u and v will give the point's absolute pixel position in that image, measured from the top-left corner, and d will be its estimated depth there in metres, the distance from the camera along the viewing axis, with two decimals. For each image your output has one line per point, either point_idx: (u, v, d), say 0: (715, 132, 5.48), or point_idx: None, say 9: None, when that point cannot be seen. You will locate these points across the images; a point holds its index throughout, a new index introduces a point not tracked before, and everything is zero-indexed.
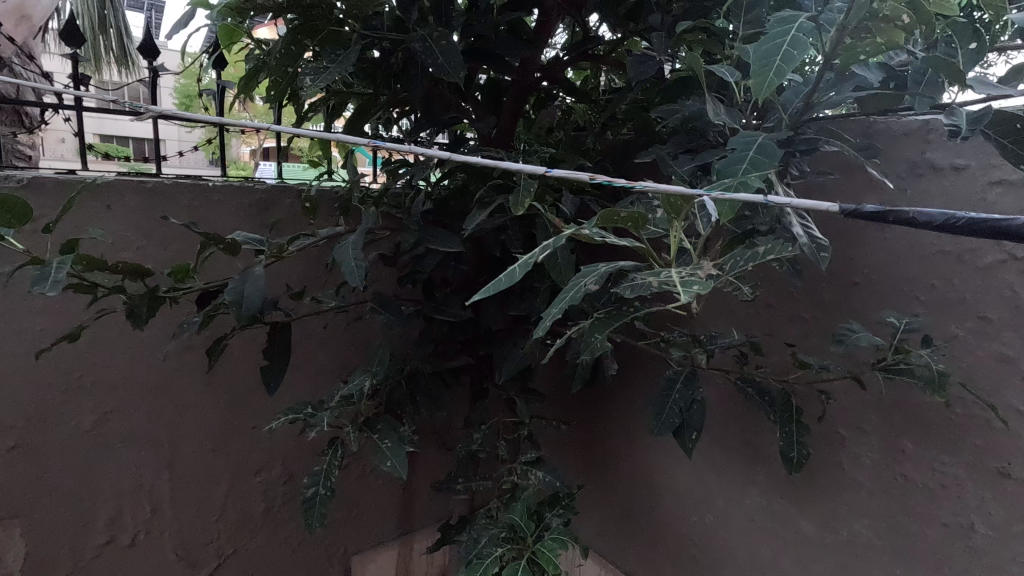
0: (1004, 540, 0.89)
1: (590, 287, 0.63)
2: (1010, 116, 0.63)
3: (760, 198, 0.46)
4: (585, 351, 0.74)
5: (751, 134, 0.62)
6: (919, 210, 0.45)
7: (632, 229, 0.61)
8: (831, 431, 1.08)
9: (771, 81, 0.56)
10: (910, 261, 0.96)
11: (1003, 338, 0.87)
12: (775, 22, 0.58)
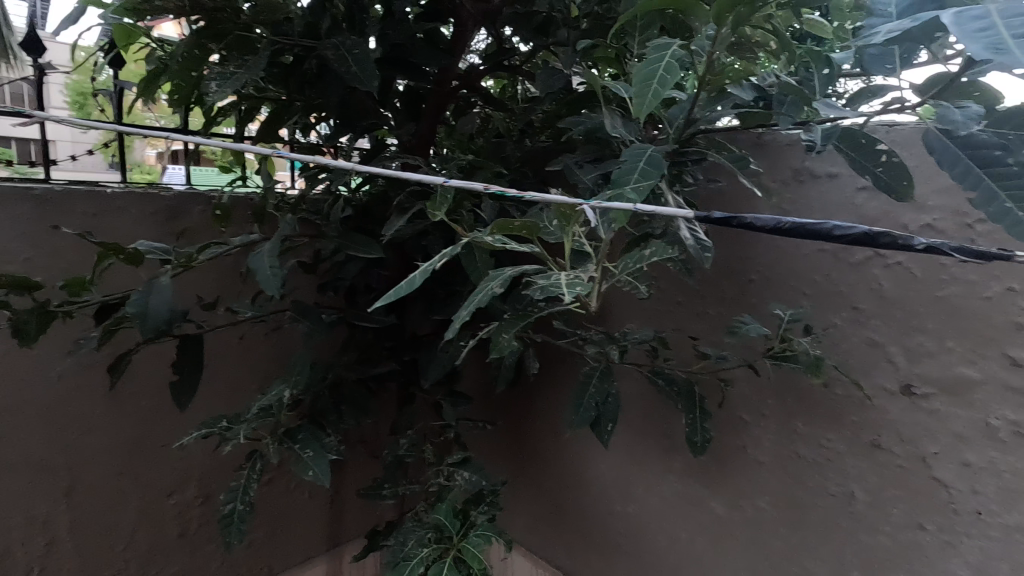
0: (879, 504, 1.01)
1: (496, 291, 0.65)
2: (855, 132, 0.70)
3: (631, 206, 0.51)
4: (494, 351, 0.79)
5: (641, 146, 0.68)
6: (755, 216, 0.50)
7: (528, 236, 0.65)
8: (735, 416, 1.18)
9: (653, 93, 0.60)
10: (796, 259, 1.07)
11: (872, 325, 0.99)
12: (653, 49, 0.64)
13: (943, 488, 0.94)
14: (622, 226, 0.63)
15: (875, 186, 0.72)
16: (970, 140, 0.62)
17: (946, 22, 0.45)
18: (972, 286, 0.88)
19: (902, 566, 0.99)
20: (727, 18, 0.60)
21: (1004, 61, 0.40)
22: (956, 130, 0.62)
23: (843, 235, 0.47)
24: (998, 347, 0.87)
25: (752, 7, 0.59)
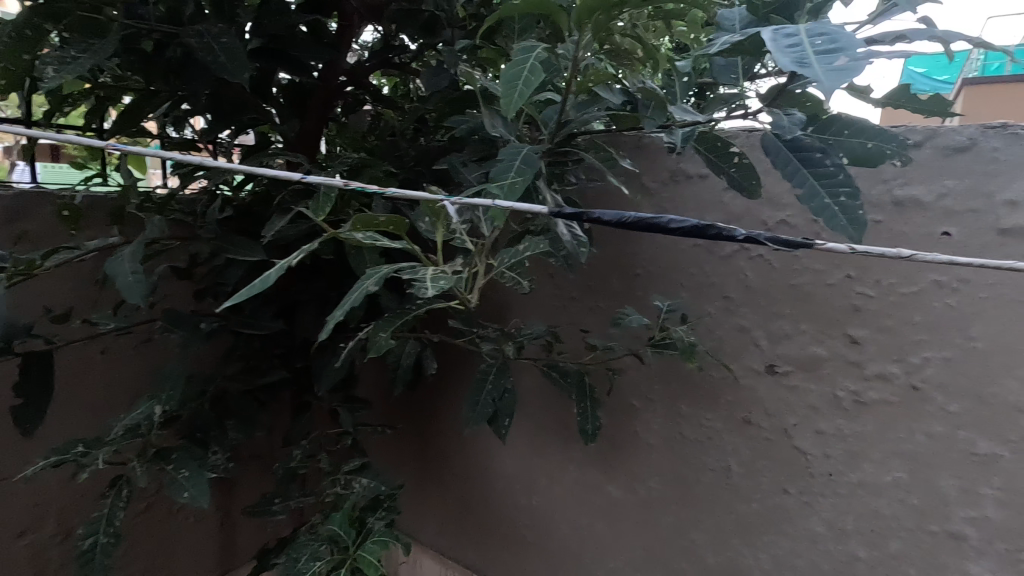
0: (751, 474, 1.11)
1: (371, 289, 0.68)
2: (712, 135, 0.77)
3: (488, 202, 0.54)
4: (371, 349, 0.81)
5: (517, 145, 0.70)
6: (603, 211, 0.54)
7: (396, 232, 0.70)
8: (626, 403, 1.25)
9: (520, 95, 0.61)
10: (675, 254, 1.15)
11: (740, 312, 1.09)
12: (519, 50, 0.65)
13: (802, 455, 1.06)
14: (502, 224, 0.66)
15: (729, 186, 0.79)
16: (796, 142, 0.70)
17: (765, 37, 0.51)
18: (819, 275, 1.00)
19: (771, 528, 1.10)
20: (588, 25, 0.63)
21: (805, 74, 0.46)
22: (784, 134, 0.68)
23: (678, 228, 0.52)
24: (840, 327, 1.00)
25: (610, 15, 0.62)
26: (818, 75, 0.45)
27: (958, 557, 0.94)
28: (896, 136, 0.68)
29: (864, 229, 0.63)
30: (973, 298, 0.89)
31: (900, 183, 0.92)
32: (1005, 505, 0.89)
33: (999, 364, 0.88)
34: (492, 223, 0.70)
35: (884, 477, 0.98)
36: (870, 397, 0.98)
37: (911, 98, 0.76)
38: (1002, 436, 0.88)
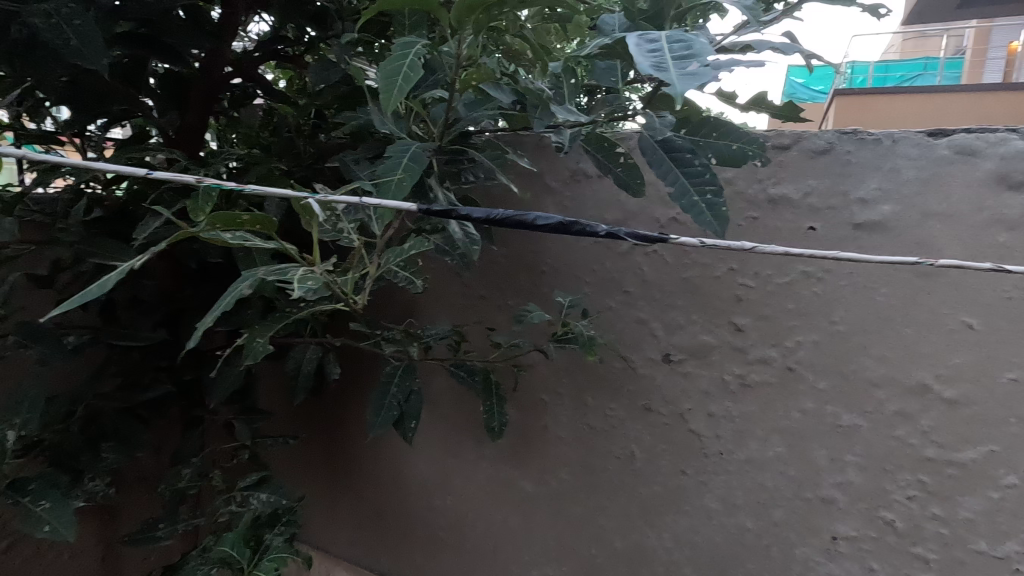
0: (653, 459, 1.17)
1: (244, 292, 0.65)
2: (597, 134, 0.80)
3: (356, 199, 0.54)
4: (248, 355, 0.80)
5: (406, 142, 0.69)
6: (470, 209, 0.54)
7: (266, 231, 0.65)
8: (536, 398, 1.28)
9: (399, 89, 0.60)
10: (577, 251, 1.19)
11: (638, 306, 1.15)
12: (398, 46, 0.64)
13: (696, 437, 1.13)
14: (391, 222, 0.69)
15: (615, 185, 0.82)
16: (668, 144, 0.74)
17: (629, 41, 0.53)
18: (707, 268, 1.09)
19: (672, 508, 1.17)
20: (468, 23, 0.63)
21: (662, 78, 0.49)
22: (653, 134, 0.74)
23: (545, 224, 0.54)
24: (726, 316, 1.08)
25: (489, 15, 0.63)
26: (673, 79, 0.48)
27: (829, 519, 1.04)
28: (753, 136, 0.75)
29: (727, 223, 0.68)
30: (835, 286, 0.99)
31: (772, 182, 1.01)
32: (865, 469, 1.00)
33: (856, 343, 0.99)
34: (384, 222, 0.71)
35: (766, 452, 1.07)
36: (752, 380, 1.07)
37: (769, 102, 0.84)
38: (861, 408, 0.99)
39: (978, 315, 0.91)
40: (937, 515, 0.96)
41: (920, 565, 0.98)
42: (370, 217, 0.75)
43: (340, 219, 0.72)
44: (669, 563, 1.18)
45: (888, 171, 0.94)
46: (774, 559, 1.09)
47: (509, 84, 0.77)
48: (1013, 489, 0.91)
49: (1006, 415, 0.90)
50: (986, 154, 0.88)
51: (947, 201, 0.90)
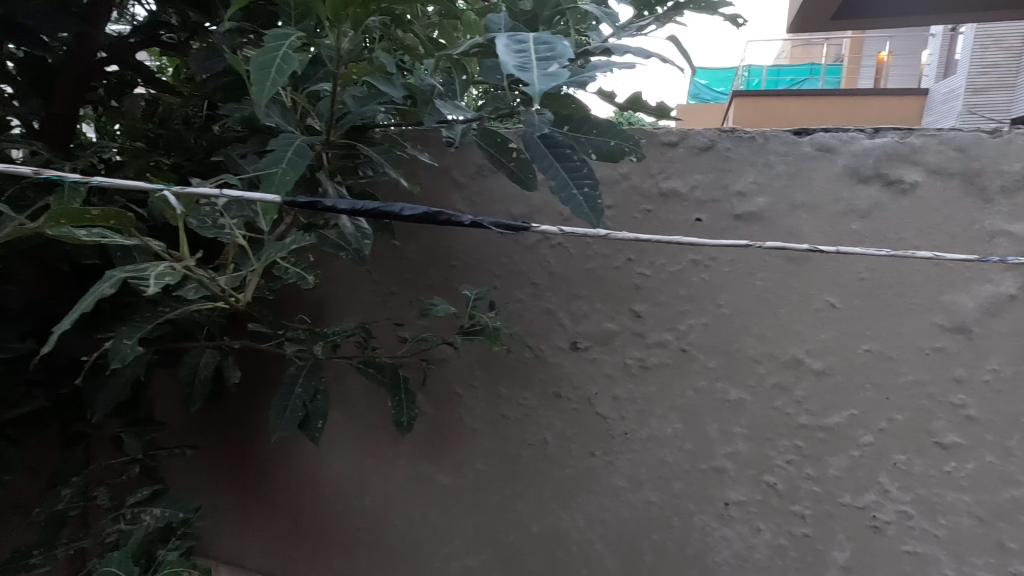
0: (564, 443, 1.22)
1: (104, 292, 0.61)
2: (491, 132, 0.82)
3: (216, 190, 0.53)
4: (115, 360, 0.75)
5: (290, 136, 0.68)
6: (335, 201, 0.56)
7: (123, 228, 0.65)
8: (451, 391, 1.29)
9: (273, 83, 0.59)
10: (486, 245, 1.21)
11: (546, 297, 1.19)
12: (271, 38, 0.63)
13: (603, 420, 1.19)
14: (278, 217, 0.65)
15: (509, 179, 0.85)
16: (549, 139, 0.76)
17: (500, 41, 0.56)
18: (607, 259, 1.15)
19: (583, 489, 1.22)
20: (345, 18, 0.64)
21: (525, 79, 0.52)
22: (534, 130, 0.73)
23: (410, 215, 0.56)
24: (626, 304, 1.14)
25: (367, 11, 0.64)
26: (534, 80, 0.51)
27: (722, 487, 1.13)
28: (632, 135, 0.79)
29: (603, 215, 0.72)
30: (720, 272, 1.08)
31: (663, 177, 1.09)
32: (751, 439, 1.10)
33: (740, 325, 1.08)
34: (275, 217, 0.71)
35: (666, 429, 1.15)
36: (651, 362, 1.14)
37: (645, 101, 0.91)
38: (745, 384, 1.09)
39: (838, 295, 1.02)
40: (810, 475, 1.07)
41: (798, 521, 1.09)
42: (256, 215, 0.76)
43: (221, 216, 0.73)
44: (582, 541, 1.24)
45: (762, 166, 1.03)
46: (675, 528, 1.17)
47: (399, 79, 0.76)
48: (870, 446, 1.03)
49: (862, 382, 1.02)
50: (841, 151, 0.99)
51: (811, 193, 1.01)
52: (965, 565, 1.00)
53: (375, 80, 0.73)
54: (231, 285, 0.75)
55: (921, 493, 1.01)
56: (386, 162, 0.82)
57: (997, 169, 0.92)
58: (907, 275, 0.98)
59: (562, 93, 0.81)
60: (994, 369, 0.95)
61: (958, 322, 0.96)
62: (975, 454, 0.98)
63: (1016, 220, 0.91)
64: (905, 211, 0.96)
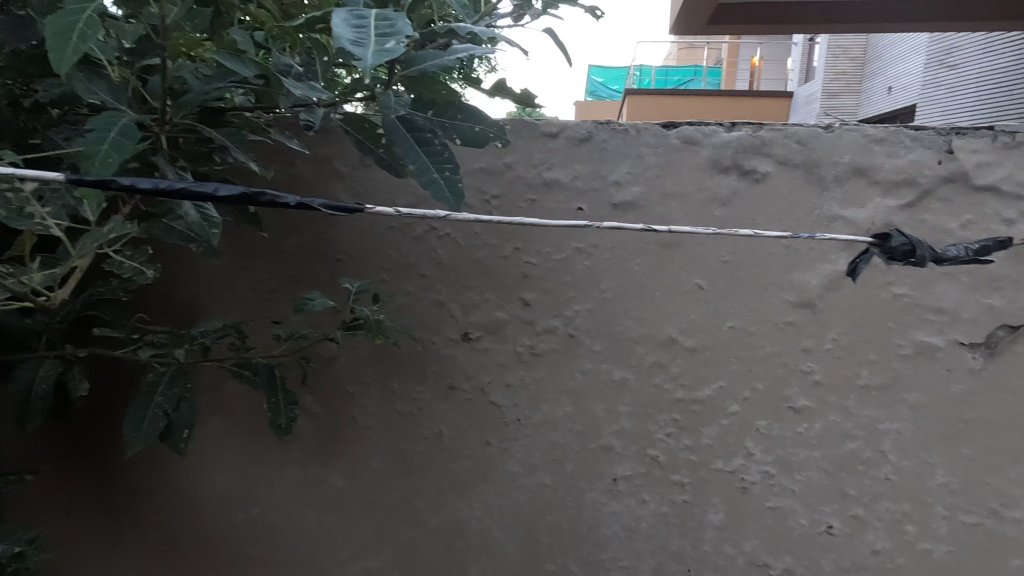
0: (459, 434, 1.22)
1: None
2: (355, 118, 0.82)
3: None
4: None
5: (114, 115, 0.70)
6: (132, 180, 0.58)
7: None
8: (341, 390, 1.24)
9: (70, 50, 0.63)
10: (371, 237, 1.18)
11: (436, 288, 1.18)
12: (74, 1, 0.66)
13: (497, 408, 1.20)
14: (95, 202, 0.66)
15: (379, 165, 0.85)
16: (408, 122, 0.78)
17: (338, 16, 0.59)
18: (495, 249, 1.16)
19: (480, 478, 1.23)
20: None
21: (360, 54, 0.57)
22: (389, 113, 0.77)
23: (227, 196, 0.59)
24: (515, 292, 1.16)
25: None
26: (368, 55, 0.56)
27: (610, 464, 1.18)
28: (495, 121, 0.80)
29: (463, 199, 0.76)
30: (601, 259, 1.13)
31: (546, 168, 1.11)
32: (634, 416, 1.16)
33: (621, 308, 1.13)
34: (95, 204, 0.70)
35: (556, 412, 1.18)
36: (541, 349, 1.17)
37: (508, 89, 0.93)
38: (628, 364, 1.15)
39: (705, 277, 1.10)
40: (688, 445, 1.15)
41: (678, 489, 1.17)
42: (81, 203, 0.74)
43: (29, 204, 0.70)
44: (480, 530, 1.25)
45: (634, 157, 1.09)
46: (569, 507, 1.21)
47: (251, 57, 0.74)
48: (737, 415, 1.13)
49: (728, 356, 1.11)
50: (704, 144, 1.06)
51: (679, 183, 1.08)
52: (816, 514, 1.13)
53: (218, 55, 0.72)
54: (41, 282, 0.73)
55: (780, 453, 1.12)
56: (233, 144, 0.80)
57: (831, 160, 1.03)
58: (763, 257, 1.08)
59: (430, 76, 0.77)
60: (834, 338, 1.07)
61: (805, 298, 1.07)
62: (822, 415, 1.10)
63: (848, 206, 1.03)
64: (759, 198, 1.05)
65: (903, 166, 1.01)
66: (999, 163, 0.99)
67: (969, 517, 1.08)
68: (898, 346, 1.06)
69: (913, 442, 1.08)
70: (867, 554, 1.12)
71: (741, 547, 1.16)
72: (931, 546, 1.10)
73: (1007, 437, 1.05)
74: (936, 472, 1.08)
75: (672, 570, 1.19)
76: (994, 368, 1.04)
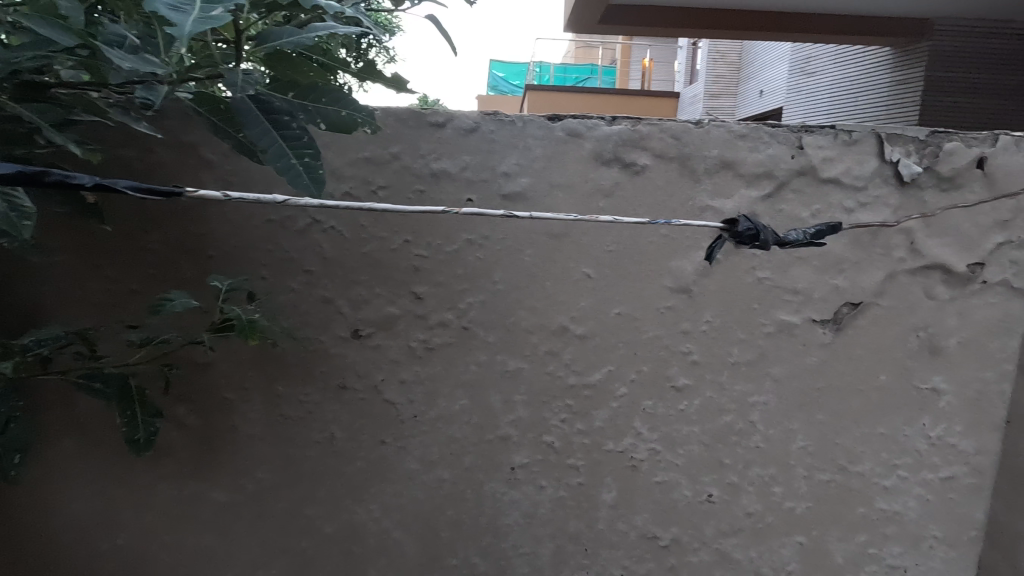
0: (352, 436, 1.17)
1: None
2: (211, 97, 0.78)
3: None
4: None
5: None
6: None
7: None
8: (219, 398, 1.14)
9: None
10: (247, 231, 1.09)
11: (322, 284, 1.12)
12: None
13: (391, 406, 1.17)
14: None
15: (238, 151, 0.80)
16: (266, 105, 0.76)
17: None
18: (384, 242, 1.12)
19: (376, 479, 1.19)
20: None
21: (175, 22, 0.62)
22: (238, 91, 0.76)
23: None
24: (406, 286, 1.13)
25: None
26: (185, 22, 0.62)
27: (508, 453, 1.19)
28: (364, 106, 0.79)
29: (323, 186, 0.75)
30: (493, 251, 1.12)
31: (434, 158, 1.09)
32: (530, 404, 1.18)
33: (513, 298, 1.14)
34: None
35: (453, 406, 1.17)
36: (435, 343, 1.15)
37: (377, 72, 0.87)
38: (522, 353, 1.16)
39: (592, 266, 1.14)
40: (581, 429, 1.19)
41: (573, 473, 1.20)
42: None
43: None
44: (379, 531, 1.21)
45: (522, 149, 1.09)
46: (468, 500, 1.21)
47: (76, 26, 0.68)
48: (625, 397, 1.18)
49: (616, 341, 1.16)
50: (587, 136, 1.09)
51: (565, 174, 1.10)
52: (698, 484, 1.21)
53: (30, 20, 0.66)
54: None
55: (664, 430, 1.19)
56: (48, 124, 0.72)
57: (701, 154, 1.10)
58: (644, 246, 1.13)
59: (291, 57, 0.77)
60: (708, 320, 1.16)
61: (682, 284, 1.14)
62: (700, 392, 1.18)
63: (717, 196, 1.11)
64: (639, 189, 1.11)
65: (762, 160, 1.10)
66: (840, 159, 1.11)
67: (823, 475, 1.21)
68: (762, 325, 1.16)
69: (777, 411, 1.19)
70: (742, 516, 1.22)
71: (633, 522, 1.22)
72: (794, 504, 1.22)
73: (852, 402, 1.19)
74: (797, 437, 1.20)
75: (570, 550, 1.23)
76: (840, 341, 1.17)
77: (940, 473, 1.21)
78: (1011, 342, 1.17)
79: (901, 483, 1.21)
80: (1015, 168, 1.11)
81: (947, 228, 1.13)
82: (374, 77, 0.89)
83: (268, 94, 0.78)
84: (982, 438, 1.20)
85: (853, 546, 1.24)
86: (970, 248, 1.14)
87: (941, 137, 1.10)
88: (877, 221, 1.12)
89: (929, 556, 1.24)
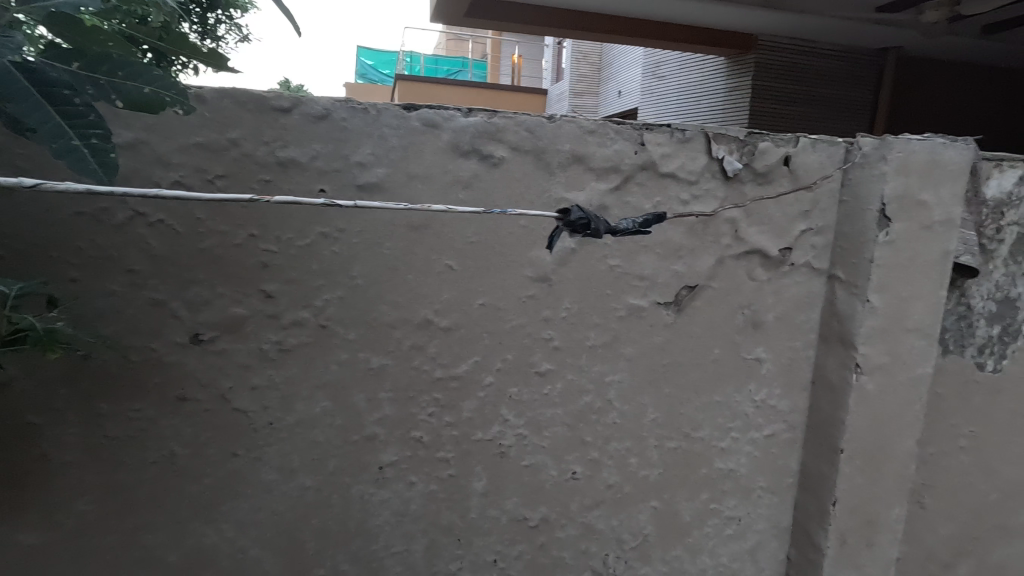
0: (196, 451, 1.06)
1: None
2: None
3: None
4: None
5: None
6: None
7: None
8: (20, 424, 0.97)
9: None
10: (49, 226, 0.93)
11: (150, 286, 0.99)
12: None
13: (242, 416, 1.07)
14: None
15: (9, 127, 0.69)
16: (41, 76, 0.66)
17: None
18: (225, 236, 1.02)
19: (227, 496, 1.09)
20: None
21: None
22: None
23: None
24: (254, 284, 1.04)
25: None
26: None
27: (374, 453, 1.16)
28: (172, 84, 0.72)
29: (117, 171, 0.67)
30: (349, 244, 1.07)
31: (280, 146, 1.01)
32: (396, 401, 1.15)
33: (374, 293, 1.10)
34: None
35: (313, 409, 1.11)
36: (289, 344, 1.08)
37: (191, 43, 0.75)
38: (385, 350, 1.13)
39: (454, 258, 1.13)
40: (450, 422, 1.19)
41: (443, 465, 1.20)
42: None
43: None
44: (234, 552, 1.11)
45: (377, 138, 1.06)
46: (334, 505, 1.15)
47: None
48: (491, 386, 1.20)
49: (480, 331, 1.17)
50: (444, 128, 1.09)
51: (422, 165, 1.09)
52: (563, 463, 1.27)
53: None
54: None
55: (530, 415, 1.23)
56: None
57: (555, 148, 1.15)
58: (504, 237, 1.15)
59: (78, 23, 0.67)
60: (567, 307, 1.21)
61: (542, 273, 1.18)
62: (561, 376, 1.23)
63: (570, 188, 1.17)
64: (497, 181, 1.13)
65: (610, 155, 1.18)
66: (676, 155, 1.22)
67: (671, 443, 1.33)
68: (615, 309, 1.24)
69: (630, 388, 1.28)
70: (603, 489, 1.31)
71: (504, 507, 1.25)
72: (647, 472, 1.33)
73: (693, 375, 1.32)
74: (648, 411, 1.30)
75: (443, 543, 1.23)
76: (681, 321, 1.29)
77: (763, 431, 1.39)
78: (814, 315, 1.37)
79: (734, 443, 1.38)
80: (812, 166, 1.29)
81: (763, 218, 1.29)
82: (180, 48, 0.76)
83: (45, 63, 0.68)
84: (794, 398, 1.40)
85: (697, 504, 1.38)
86: (781, 235, 1.31)
87: (756, 137, 1.25)
88: (708, 211, 1.25)
89: (757, 504, 1.42)
